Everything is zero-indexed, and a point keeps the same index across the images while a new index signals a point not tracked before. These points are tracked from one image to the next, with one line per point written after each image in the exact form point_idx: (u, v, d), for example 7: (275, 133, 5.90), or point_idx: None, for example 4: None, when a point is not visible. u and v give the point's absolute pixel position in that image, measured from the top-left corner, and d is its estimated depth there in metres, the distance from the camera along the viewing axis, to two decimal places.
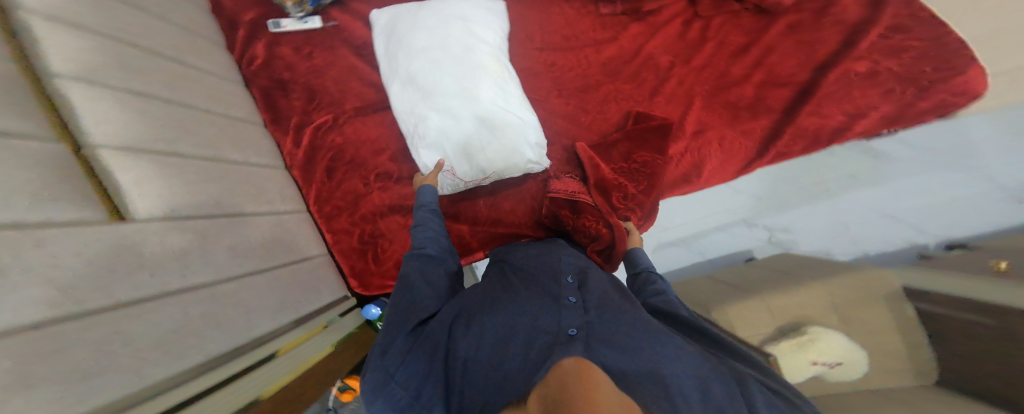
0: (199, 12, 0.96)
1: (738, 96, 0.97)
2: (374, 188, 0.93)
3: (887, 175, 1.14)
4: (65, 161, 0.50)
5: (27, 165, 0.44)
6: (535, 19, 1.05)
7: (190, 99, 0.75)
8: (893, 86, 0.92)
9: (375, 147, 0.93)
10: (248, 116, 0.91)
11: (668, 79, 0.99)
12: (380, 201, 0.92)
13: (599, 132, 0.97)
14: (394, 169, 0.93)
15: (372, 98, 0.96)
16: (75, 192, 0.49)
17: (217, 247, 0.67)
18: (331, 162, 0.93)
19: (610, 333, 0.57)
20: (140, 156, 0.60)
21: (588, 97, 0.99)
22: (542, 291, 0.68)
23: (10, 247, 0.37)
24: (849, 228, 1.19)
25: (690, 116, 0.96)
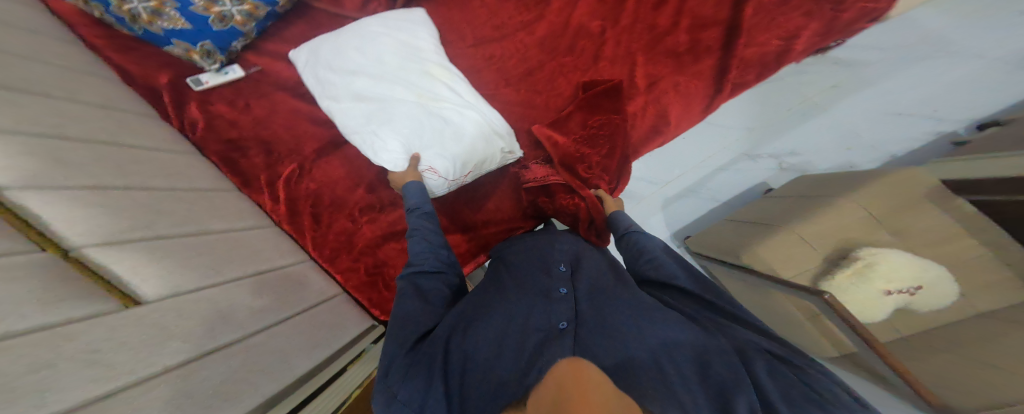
0: (116, 88, 0.86)
1: (675, 42, 0.91)
2: (363, 222, 0.93)
3: (872, 77, 1.00)
4: (57, 267, 0.47)
5: (25, 276, 0.43)
6: (461, 19, 1.02)
7: (154, 179, 0.71)
8: (812, 6, 0.87)
9: (350, 184, 0.93)
10: (215, 185, 0.86)
11: (603, 42, 0.94)
12: (373, 233, 0.93)
13: (556, 108, 0.94)
14: (375, 198, 0.93)
15: (331, 136, 0.96)
16: (79, 291, 0.48)
17: (233, 308, 0.67)
18: (314, 208, 0.92)
19: (605, 322, 0.60)
20: (125, 247, 0.57)
21: (534, 78, 0.96)
22: (533, 288, 0.70)
23: (48, 347, 0.40)
24: (861, 134, 1.06)
25: (639, 71, 0.91)
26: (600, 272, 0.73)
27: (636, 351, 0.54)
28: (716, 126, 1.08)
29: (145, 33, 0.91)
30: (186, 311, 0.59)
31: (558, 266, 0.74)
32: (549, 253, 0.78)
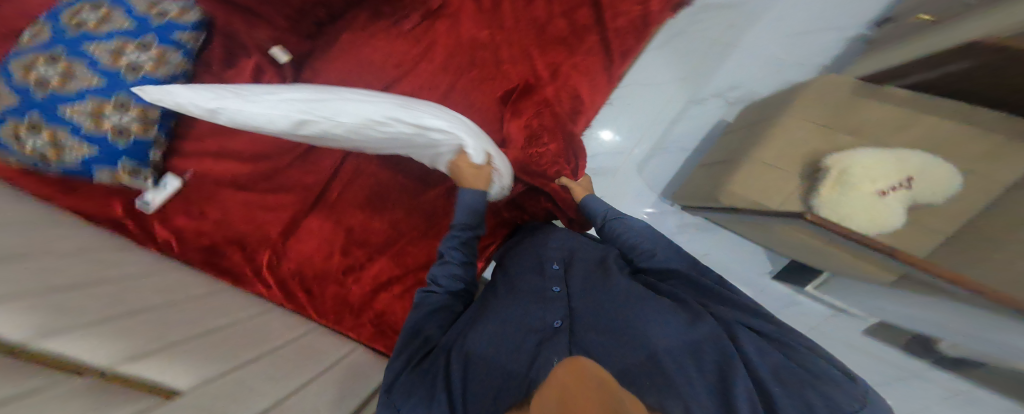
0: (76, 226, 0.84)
1: (558, 29, 1.05)
2: (350, 282, 0.98)
3: (756, 10, 1.11)
4: (93, 387, 0.50)
5: (62, 398, 0.45)
6: (352, 65, 1.01)
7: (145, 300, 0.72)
8: None
9: (324, 253, 0.98)
10: (204, 288, 0.88)
11: (501, 48, 1.03)
12: (366, 286, 0.98)
13: (486, 120, 1.00)
14: (357, 254, 0.99)
15: (291, 215, 1.00)
16: (120, 397, 0.51)
17: (261, 382, 0.68)
18: (305, 283, 0.97)
19: (596, 316, 0.60)
20: (145, 358, 0.60)
21: (451, 100, 1.00)
22: (528, 291, 0.72)
23: None
24: (782, 57, 1.09)
25: (540, 64, 1.04)
26: (589, 265, 0.73)
27: (624, 345, 0.53)
28: (640, 81, 1.17)
29: (61, 171, 0.84)
30: (219, 402, 0.59)
31: (551, 266, 0.76)
32: (543, 253, 0.80)
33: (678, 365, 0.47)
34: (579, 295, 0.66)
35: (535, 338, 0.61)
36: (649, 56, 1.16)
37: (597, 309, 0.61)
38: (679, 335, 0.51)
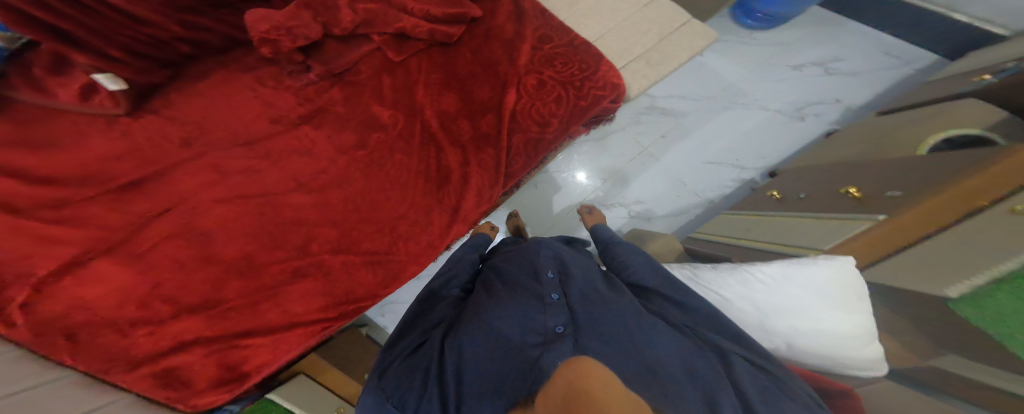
0: (37, 207, 0.72)
1: (459, 129, 0.77)
2: (242, 348, 0.79)
3: (687, 126, 1.20)
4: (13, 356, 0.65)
5: None
6: (252, 116, 0.80)
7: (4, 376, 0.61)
8: (574, 67, 0.80)
9: (246, 304, 0.80)
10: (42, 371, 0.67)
11: (396, 152, 0.78)
12: (259, 359, 0.79)
13: (385, 219, 0.79)
14: (279, 316, 0.81)
15: (250, 274, 0.80)
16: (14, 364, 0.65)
17: None
18: (283, 303, 0.81)
19: (600, 321, 0.52)
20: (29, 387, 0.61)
21: (348, 209, 0.79)
22: (519, 288, 0.62)
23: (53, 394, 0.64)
24: (687, 184, 1.17)
25: (429, 169, 0.78)
26: (590, 272, 0.64)
27: (626, 353, 0.47)
28: (568, 170, 1.20)
29: None
30: None
31: (547, 272, 0.64)
32: (536, 258, 0.68)
33: (682, 387, 0.44)
34: (578, 296, 0.58)
35: (537, 350, 0.49)
36: (580, 147, 1.21)
37: (601, 320, 0.52)
38: (678, 354, 0.48)
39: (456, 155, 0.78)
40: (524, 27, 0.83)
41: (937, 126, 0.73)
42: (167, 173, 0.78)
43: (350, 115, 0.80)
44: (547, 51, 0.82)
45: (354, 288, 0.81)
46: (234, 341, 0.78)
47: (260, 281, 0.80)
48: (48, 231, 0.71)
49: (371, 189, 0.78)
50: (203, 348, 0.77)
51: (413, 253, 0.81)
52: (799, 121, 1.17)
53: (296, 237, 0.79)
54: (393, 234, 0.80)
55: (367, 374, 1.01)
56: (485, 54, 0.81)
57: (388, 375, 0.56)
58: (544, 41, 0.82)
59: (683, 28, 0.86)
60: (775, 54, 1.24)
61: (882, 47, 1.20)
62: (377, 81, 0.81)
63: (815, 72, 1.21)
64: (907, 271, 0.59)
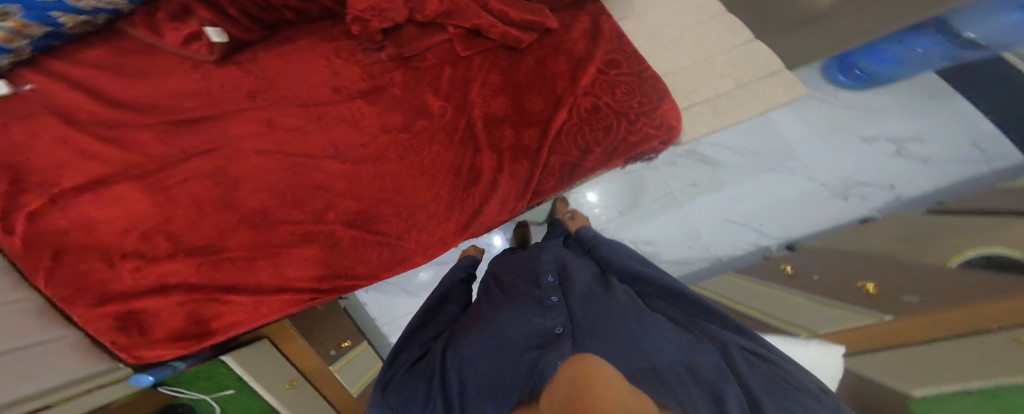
0: (96, 123, 0.77)
1: (500, 136, 0.82)
2: (220, 304, 0.80)
3: (723, 180, 1.20)
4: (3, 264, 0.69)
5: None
6: (315, 79, 0.84)
7: None
8: (634, 98, 0.84)
9: (245, 259, 0.80)
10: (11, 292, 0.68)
11: (434, 142, 0.81)
12: (239, 316, 0.81)
13: (409, 203, 0.81)
14: (271, 279, 0.81)
15: (258, 229, 0.80)
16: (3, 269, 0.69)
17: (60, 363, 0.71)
18: (276, 266, 0.81)
19: (596, 320, 0.53)
20: None
21: (377, 187, 0.80)
22: (520, 295, 0.64)
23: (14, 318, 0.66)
24: (702, 236, 1.19)
25: (464, 163, 0.81)
26: (586, 275, 0.66)
27: (623, 349, 0.47)
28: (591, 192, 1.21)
29: None
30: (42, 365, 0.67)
31: (547, 277, 0.66)
32: (536, 265, 0.70)
33: (687, 383, 0.43)
34: (576, 299, 0.60)
35: (536, 351, 0.50)
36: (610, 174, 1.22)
37: (598, 318, 0.53)
38: (675, 347, 0.49)
39: (490, 157, 0.81)
40: (594, 52, 0.85)
41: (990, 238, 0.64)
42: (219, 116, 0.81)
43: (405, 96, 0.81)
44: (612, 76, 0.85)
45: (354, 265, 0.82)
46: (213, 295, 0.79)
47: (268, 237, 0.80)
48: (102, 149, 0.77)
49: (401, 172, 0.80)
50: (183, 294, 0.78)
51: (423, 243, 0.82)
52: (842, 199, 1.16)
53: (316, 202, 0.80)
54: (410, 221, 0.81)
55: (331, 351, 1.06)
56: (548, 69, 0.85)
57: (392, 389, 0.60)
58: (610, 67, 0.85)
59: (764, 78, 0.84)
60: (851, 121, 1.20)
61: (974, 135, 1.13)
62: (443, 76, 0.84)
63: (880, 152, 1.17)
64: (892, 369, 0.58)
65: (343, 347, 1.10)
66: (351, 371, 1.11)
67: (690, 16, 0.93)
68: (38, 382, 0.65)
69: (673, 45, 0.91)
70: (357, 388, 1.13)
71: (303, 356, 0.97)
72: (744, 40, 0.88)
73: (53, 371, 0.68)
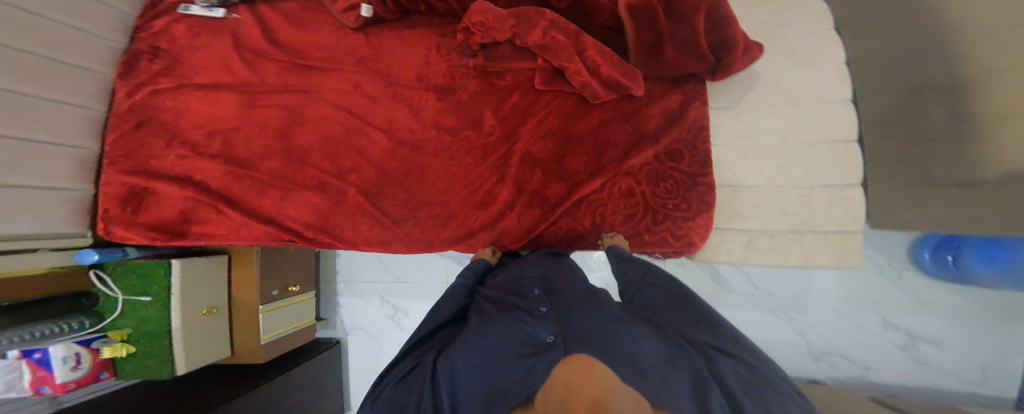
0: (236, 41, 0.93)
1: (527, 177, 0.83)
2: (215, 214, 0.86)
3: (723, 302, 1.24)
4: (93, 122, 0.85)
5: (83, 93, 0.83)
6: (403, 57, 0.88)
7: (39, 131, 0.73)
8: (675, 196, 0.82)
9: (262, 185, 0.87)
10: (77, 140, 0.81)
11: (469, 156, 0.84)
12: (222, 231, 0.86)
13: (422, 197, 0.85)
14: (270, 209, 0.87)
15: (290, 165, 0.87)
16: (90, 125, 0.84)
17: (57, 214, 0.77)
18: (282, 201, 0.86)
19: (586, 330, 0.53)
20: (39, 146, 0.73)
21: (405, 175, 0.85)
22: (509, 304, 0.61)
23: (50, 161, 0.75)
24: None
25: (485, 185, 0.84)
26: (577, 288, 0.65)
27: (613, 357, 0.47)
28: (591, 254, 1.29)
29: None
30: (41, 209, 0.73)
31: (533, 291, 0.66)
32: (524, 277, 0.70)
33: (673, 384, 0.45)
34: (567, 313, 0.58)
35: (528, 357, 0.48)
36: None
37: (588, 329, 0.53)
38: (658, 353, 0.49)
39: (507, 191, 0.84)
40: (661, 139, 0.82)
41: None
42: (319, 65, 0.90)
43: (468, 103, 0.85)
44: (667, 167, 0.82)
45: (344, 227, 0.86)
46: (217, 203, 0.86)
47: (294, 172, 0.87)
48: (233, 63, 0.92)
49: (429, 168, 0.85)
50: (201, 191, 0.87)
51: (416, 236, 0.85)
52: (817, 361, 1.19)
53: (347, 161, 0.86)
54: (413, 211, 0.85)
55: (274, 290, 1.15)
56: (606, 135, 0.83)
57: (381, 400, 0.56)
58: (670, 158, 0.82)
59: (829, 233, 0.80)
60: (890, 303, 1.15)
61: (992, 362, 1.10)
62: (507, 104, 0.84)
63: (891, 343, 1.15)
64: None
65: (289, 290, 1.22)
66: (279, 315, 1.17)
67: (794, 134, 0.81)
68: (9, 223, 0.68)
69: (757, 160, 0.83)
70: (271, 336, 1.14)
71: (248, 282, 1.08)
72: (839, 183, 0.78)
73: (30, 221, 0.71)
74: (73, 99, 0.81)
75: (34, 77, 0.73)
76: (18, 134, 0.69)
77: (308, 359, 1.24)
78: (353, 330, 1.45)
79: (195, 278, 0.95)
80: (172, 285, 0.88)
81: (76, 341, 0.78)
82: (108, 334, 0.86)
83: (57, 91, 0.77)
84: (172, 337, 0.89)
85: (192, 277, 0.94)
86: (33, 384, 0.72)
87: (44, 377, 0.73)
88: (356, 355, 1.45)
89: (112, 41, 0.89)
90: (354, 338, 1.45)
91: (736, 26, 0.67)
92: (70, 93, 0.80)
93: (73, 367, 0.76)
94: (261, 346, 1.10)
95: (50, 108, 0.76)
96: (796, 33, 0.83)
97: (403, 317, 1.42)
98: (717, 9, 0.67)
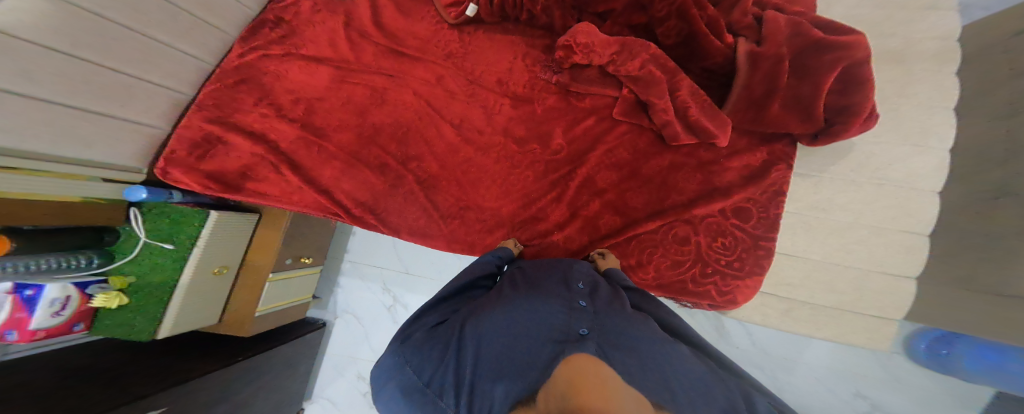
0: (348, 22, 1.01)
1: (580, 202, 0.79)
2: (273, 174, 0.90)
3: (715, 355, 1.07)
4: (200, 75, 0.95)
5: (204, 49, 0.93)
6: (493, 61, 0.90)
7: (153, 74, 0.82)
8: (734, 256, 0.72)
9: (324, 154, 0.90)
10: (179, 86, 0.90)
11: (529, 168, 0.82)
12: (275, 192, 0.90)
13: (473, 198, 0.84)
14: (323, 178, 0.89)
15: (357, 141, 0.90)
16: (196, 78, 0.94)
17: (132, 146, 0.84)
18: (338, 173, 0.89)
19: (621, 332, 0.52)
20: (148, 88, 0.82)
21: (461, 173, 0.85)
22: (546, 289, 0.61)
23: (149, 103, 0.84)
24: None
25: (536, 200, 0.81)
26: (618, 291, 0.62)
27: (644, 368, 0.47)
28: None
29: None
30: (120, 139, 0.80)
31: (578, 282, 0.63)
32: (567, 267, 0.68)
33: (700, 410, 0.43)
34: (604, 312, 0.57)
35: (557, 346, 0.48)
36: None
37: (624, 333, 0.52)
38: (691, 376, 0.47)
39: (560, 212, 0.80)
40: (733, 193, 0.72)
41: None
42: (414, 56, 0.94)
43: (541, 118, 0.84)
44: (729, 224, 0.73)
45: (391, 211, 0.86)
46: (280, 164, 0.90)
47: (360, 149, 0.89)
48: (338, 41, 0.99)
49: (488, 171, 0.84)
50: (269, 148, 0.91)
51: (455, 236, 0.84)
52: None
53: (412, 148, 0.88)
54: (461, 211, 0.84)
55: (287, 257, 1.17)
56: (672, 176, 0.77)
57: (406, 342, 0.57)
58: (736, 215, 0.73)
59: (867, 316, 0.69)
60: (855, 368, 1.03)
61: None
62: (581, 126, 0.82)
63: (856, 413, 1.01)
64: None
65: (301, 261, 1.24)
66: (282, 287, 1.18)
67: (894, 218, 0.69)
68: (87, 151, 0.73)
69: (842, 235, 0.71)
70: (265, 309, 1.14)
71: (267, 245, 1.11)
72: (897, 272, 0.68)
73: (108, 150, 0.78)
74: (194, 55, 0.91)
75: (159, 25, 0.80)
76: (134, 74, 0.78)
77: (292, 338, 1.23)
78: (345, 314, 1.43)
79: (222, 238, 1.00)
80: (202, 237, 0.94)
81: (74, 283, 0.76)
82: (109, 279, 0.84)
83: (184, 45, 0.87)
84: (173, 295, 0.91)
85: (222, 233, 0.99)
86: (6, 326, 0.67)
87: (21, 320, 0.68)
88: (338, 339, 1.42)
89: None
90: (344, 321, 1.43)
91: (870, 93, 0.61)
92: (194, 50, 0.90)
93: (54, 312, 0.72)
94: (252, 318, 1.10)
95: (170, 58, 0.85)
96: (913, 107, 0.71)
97: (401, 311, 1.39)
98: (856, 68, 0.61)
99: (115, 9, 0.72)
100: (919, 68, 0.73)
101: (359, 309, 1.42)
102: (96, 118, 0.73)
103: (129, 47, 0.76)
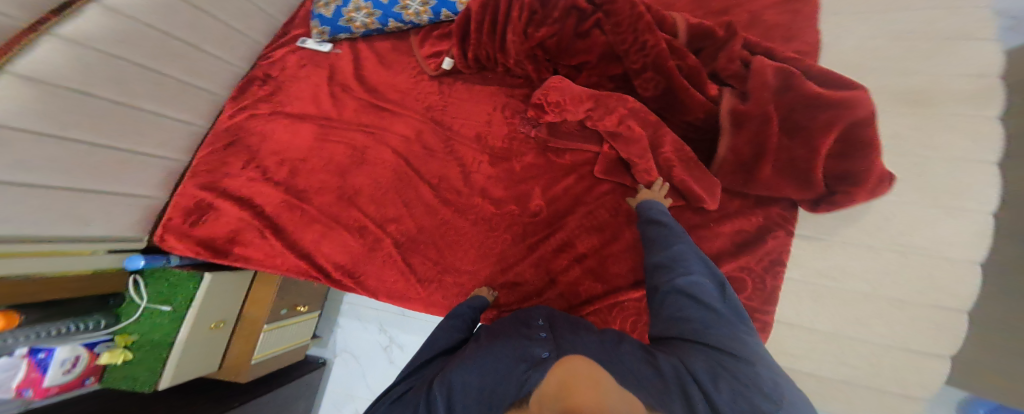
0: (331, 78, 1.01)
1: (562, 269, 0.74)
2: (258, 238, 0.90)
3: None
4: (196, 139, 0.97)
5: (197, 115, 0.96)
6: (472, 112, 0.87)
7: (144, 144, 0.83)
8: None
9: (305, 218, 0.89)
10: (176, 153, 0.92)
11: (508, 228, 0.78)
12: (257, 256, 0.89)
13: (451, 260, 0.80)
14: (303, 241, 0.88)
15: (338, 202, 0.89)
16: (192, 144, 0.96)
17: (132, 216, 0.86)
18: (319, 235, 0.88)
19: (584, 348, 0.48)
20: (143, 159, 0.84)
21: (438, 234, 0.82)
22: (505, 327, 0.57)
23: (144, 175, 0.86)
24: None
25: (513, 264, 0.77)
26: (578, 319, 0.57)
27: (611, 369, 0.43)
28: None
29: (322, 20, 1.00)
30: (120, 210, 0.82)
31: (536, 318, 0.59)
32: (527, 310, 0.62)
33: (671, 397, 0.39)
34: (567, 337, 0.52)
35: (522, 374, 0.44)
36: None
37: (583, 347, 0.47)
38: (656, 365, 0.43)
39: (539, 277, 0.75)
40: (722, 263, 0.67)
41: None
42: (393, 109, 0.93)
43: (520, 176, 0.80)
44: None
45: (369, 274, 0.84)
46: (262, 228, 0.90)
47: (340, 211, 0.88)
48: (321, 97, 0.99)
49: (464, 234, 0.80)
50: (253, 213, 0.91)
51: (433, 302, 0.80)
52: None
53: (390, 210, 0.85)
54: (439, 274, 0.80)
55: (282, 307, 1.17)
56: None
57: None
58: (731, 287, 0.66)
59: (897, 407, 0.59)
60: None
61: None
62: (561, 182, 0.77)
63: None
64: None
65: (297, 310, 1.24)
66: (277, 335, 1.18)
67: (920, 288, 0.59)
68: (85, 229, 0.75)
69: (861, 308, 0.61)
70: (262, 355, 1.13)
71: (262, 300, 1.12)
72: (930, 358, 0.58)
73: (105, 224, 0.79)
74: (187, 121, 0.93)
75: (145, 94, 0.82)
76: (125, 145, 0.79)
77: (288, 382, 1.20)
78: (341, 353, 1.42)
79: (218, 292, 1.00)
80: (201, 291, 0.94)
81: (84, 343, 0.78)
82: (115, 337, 0.88)
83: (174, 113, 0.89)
84: (171, 350, 0.90)
85: (218, 288, 1.00)
86: (21, 386, 0.66)
87: (35, 379, 0.68)
88: (336, 378, 1.41)
89: (212, 51, 0.95)
90: (341, 360, 1.42)
91: (875, 157, 0.53)
92: (186, 118, 0.93)
93: (66, 370, 0.74)
94: (250, 364, 1.09)
95: (161, 127, 0.87)
96: (935, 160, 0.62)
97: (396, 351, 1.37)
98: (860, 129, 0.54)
99: (101, 87, 0.74)
100: (939, 114, 0.64)
101: (355, 348, 1.41)
102: (91, 197, 0.75)
103: (119, 122, 0.77)
